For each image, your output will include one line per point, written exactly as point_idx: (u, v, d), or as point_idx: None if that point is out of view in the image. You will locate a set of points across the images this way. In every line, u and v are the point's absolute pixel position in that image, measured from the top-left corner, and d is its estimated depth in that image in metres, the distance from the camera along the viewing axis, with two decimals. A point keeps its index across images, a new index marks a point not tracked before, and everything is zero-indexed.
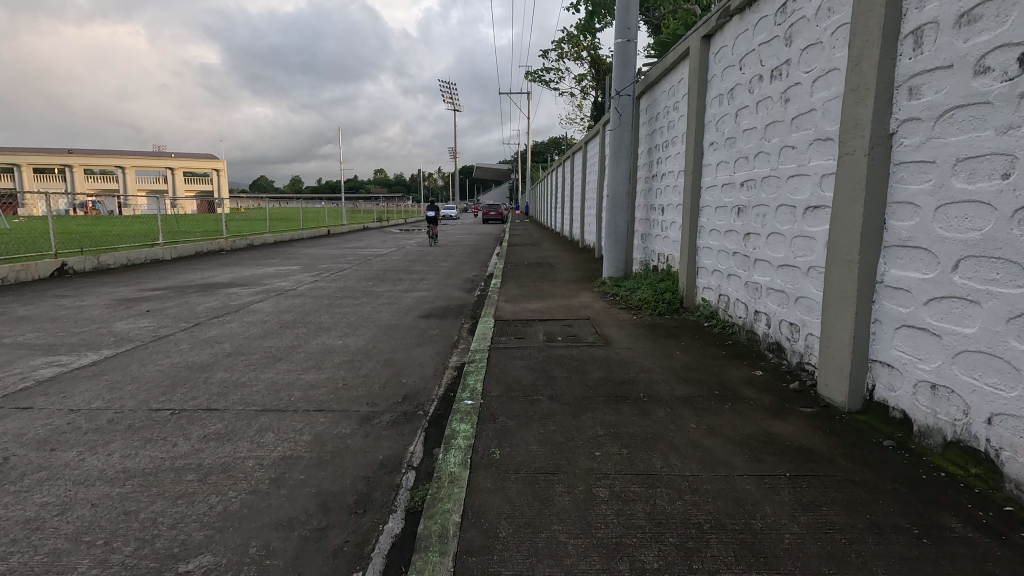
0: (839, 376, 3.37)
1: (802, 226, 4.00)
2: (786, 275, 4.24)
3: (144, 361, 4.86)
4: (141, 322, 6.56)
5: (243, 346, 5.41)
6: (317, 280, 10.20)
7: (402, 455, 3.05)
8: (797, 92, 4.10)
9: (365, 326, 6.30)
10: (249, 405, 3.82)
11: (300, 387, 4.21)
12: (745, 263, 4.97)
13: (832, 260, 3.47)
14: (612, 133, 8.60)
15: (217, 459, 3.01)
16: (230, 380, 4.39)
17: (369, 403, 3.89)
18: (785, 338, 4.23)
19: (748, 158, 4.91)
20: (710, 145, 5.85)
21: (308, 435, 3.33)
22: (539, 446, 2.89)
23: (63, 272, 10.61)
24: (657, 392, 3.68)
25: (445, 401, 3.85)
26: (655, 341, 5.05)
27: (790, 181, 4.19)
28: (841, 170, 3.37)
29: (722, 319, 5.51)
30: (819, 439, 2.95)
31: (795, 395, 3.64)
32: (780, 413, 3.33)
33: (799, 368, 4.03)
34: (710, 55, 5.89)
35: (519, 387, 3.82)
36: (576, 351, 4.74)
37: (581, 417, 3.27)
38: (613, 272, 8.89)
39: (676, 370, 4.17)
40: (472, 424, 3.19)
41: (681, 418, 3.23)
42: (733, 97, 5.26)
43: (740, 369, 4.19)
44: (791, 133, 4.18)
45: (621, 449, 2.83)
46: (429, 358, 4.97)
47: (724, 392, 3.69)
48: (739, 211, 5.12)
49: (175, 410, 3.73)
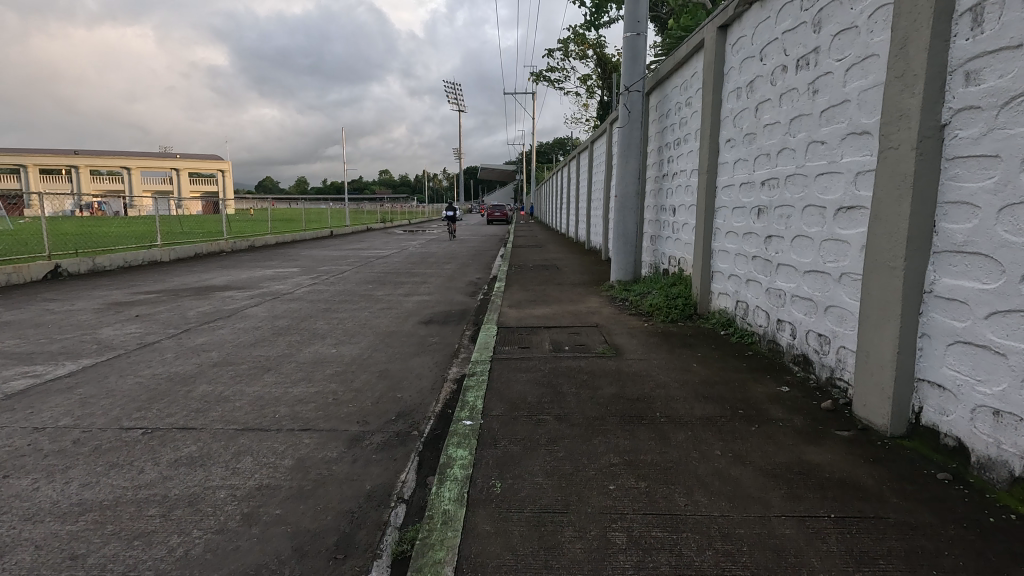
0: (880, 396, 3.02)
1: (833, 229, 3.66)
2: (815, 282, 3.89)
3: (123, 372, 4.56)
4: (127, 328, 6.26)
5: (232, 355, 5.10)
6: (316, 283, 9.89)
7: (392, 485, 2.73)
8: (827, 82, 3.76)
9: (361, 333, 5.98)
10: (229, 424, 3.50)
11: (286, 402, 3.89)
12: (766, 268, 4.63)
13: (871, 267, 3.12)
14: (621, 130, 8.26)
15: (185, 490, 2.69)
16: (213, 393, 4.08)
17: (360, 421, 3.57)
18: (813, 350, 3.89)
19: (770, 155, 4.57)
20: (726, 142, 5.50)
21: (290, 461, 3.00)
22: (546, 477, 2.56)
23: (57, 275, 10.36)
24: (676, 411, 3.34)
25: (443, 420, 3.52)
26: (670, 352, 4.71)
27: (819, 179, 3.84)
28: (882, 166, 3.03)
29: (740, 327, 5.16)
30: (862, 471, 2.61)
31: (828, 416, 3.29)
32: (815, 438, 2.99)
33: (829, 384, 3.69)
34: (726, 46, 5.55)
35: (524, 405, 3.49)
36: (585, 363, 4.41)
37: (592, 441, 2.94)
38: (622, 276, 8.54)
39: (695, 385, 3.83)
40: (470, 450, 2.86)
41: (704, 443, 2.90)
42: (753, 90, 4.92)
43: (765, 385, 3.84)
44: (820, 127, 3.84)
45: (639, 483, 2.50)
46: (427, 369, 4.65)
47: (750, 412, 3.35)
48: (759, 212, 4.78)
49: (149, 428, 3.42)
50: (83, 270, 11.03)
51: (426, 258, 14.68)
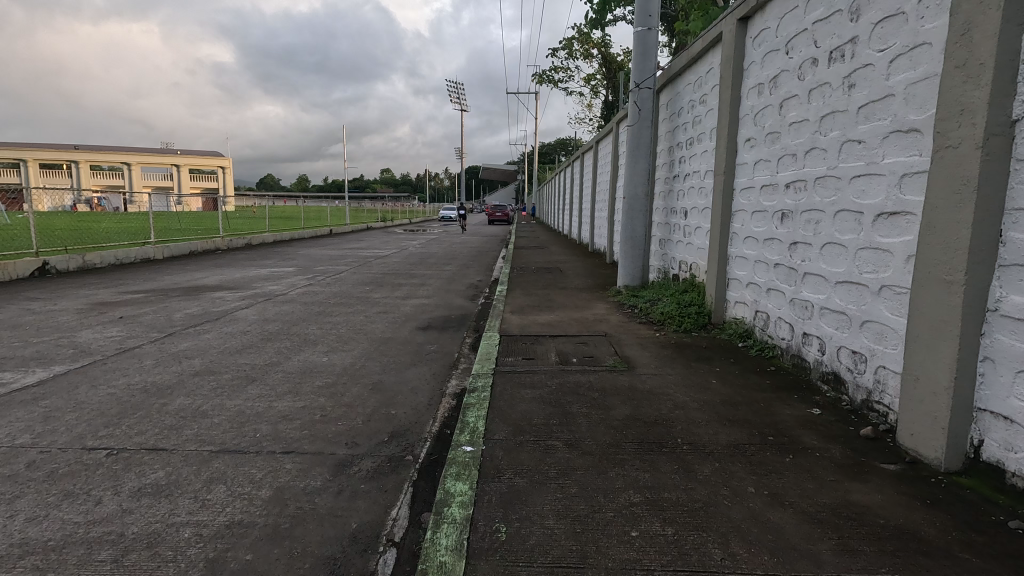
0: (931, 426, 2.69)
1: (871, 237, 3.33)
2: (848, 294, 3.56)
3: (95, 382, 4.21)
4: (108, 331, 5.93)
5: (215, 364, 4.76)
6: (311, 284, 9.55)
7: (381, 524, 2.40)
8: (866, 75, 3.43)
9: (355, 340, 5.64)
10: (203, 445, 3.16)
11: (268, 419, 3.55)
12: (791, 277, 4.30)
13: (921, 281, 2.80)
14: (629, 129, 7.91)
15: (144, 528, 2.35)
16: (190, 408, 3.73)
17: (348, 442, 3.23)
18: (846, 369, 3.56)
19: (796, 155, 4.23)
20: (746, 141, 5.16)
21: (267, 491, 2.67)
22: (558, 520, 2.23)
23: (43, 273, 10.02)
24: (699, 438, 3.01)
25: (440, 443, 3.18)
26: (685, 366, 4.37)
27: (855, 181, 3.50)
28: (938, 167, 2.70)
29: (760, 340, 4.83)
30: (921, 517, 2.27)
31: (869, 445, 2.95)
32: (859, 472, 2.65)
33: (865, 407, 3.36)
34: (747, 39, 5.21)
35: (530, 427, 3.15)
36: (594, 377, 4.07)
37: (608, 474, 2.61)
38: (629, 281, 8.20)
39: (717, 407, 3.49)
40: (471, 484, 2.54)
41: (734, 478, 2.57)
42: (777, 86, 4.58)
43: (794, 407, 3.50)
44: (856, 125, 3.50)
45: (664, 529, 2.17)
46: (424, 382, 4.31)
47: (782, 439, 3.02)
48: (783, 216, 4.44)
49: (114, 449, 3.09)
50: (71, 267, 10.70)
51: (426, 259, 14.31)
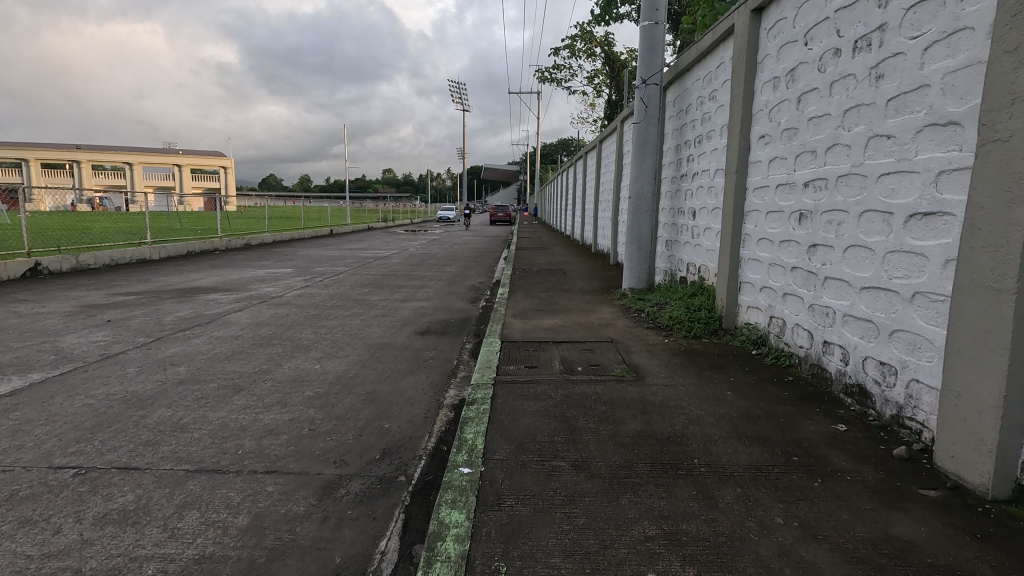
0: (976, 449, 2.44)
1: (902, 239, 3.08)
2: (875, 301, 3.30)
3: (73, 392, 3.98)
4: (94, 335, 5.70)
5: (202, 371, 4.53)
6: (308, 286, 9.33)
7: (368, 559, 2.16)
8: (896, 65, 3.18)
9: (350, 346, 5.40)
10: (179, 463, 2.92)
11: (253, 434, 3.31)
12: (810, 281, 4.05)
13: (963, 289, 2.55)
14: (635, 126, 7.64)
15: (103, 563, 2.12)
16: (169, 420, 3.50)
17: (337, 461, 2.98)
18: (873, 382, 3.31)
19: (817, 152, 3.99)
20: (760, 138, 4.91)
21: (244, 518, 2.43)
22: (565, 558, 1.99)
23: (36, 274, 9.82)
24: (717, 458, 2.76)
25: (436, 462, 2.94)
26: (698, 376, 4.12)
27: (884, 179, 3.25)
28: (984, 163, 2.44)
29: (775, 347, 4.58)
30: (973, 556, 2.02)
31: (904, 467, 2.70)
32: (897, 499, 2.41)
33: (896, 424, 3.11)
34: (761, 31, 4.96)
35: (534, 445, 2.91)
36: (601, 388, 3.83)
37: (619, 502, 2.36)
38: (634, 283, 7.96)
39: (735, 422, 3.23)
40: (468, 513, 2.29)
41: (760, 506, 2.33)
42: (794, 79, 4.33)
43: (818, 422, 3.25)
44: (885, 118, 3.25)
45: (685, 569, 1.93)
46: (421, 391, 4.07)
47: (808, 460, 2.76)
48: (801, 217, 4.19)
49: (83, 468, 2.85)
50: (64, 268, 10.50)
51: (427, 260, 14.05)
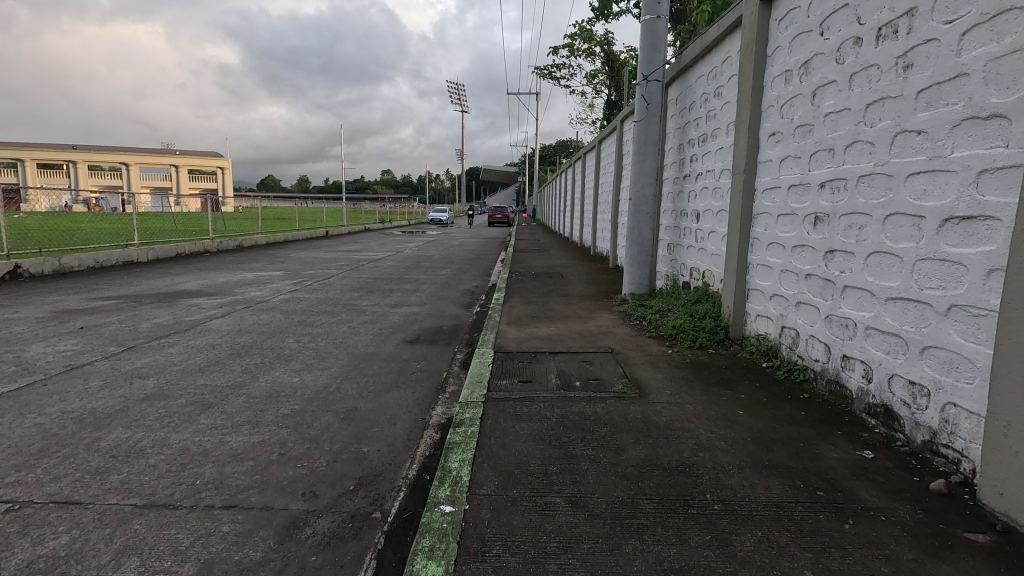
0: None
1: (936, 245, 2.76)
2: (903, 313, 2.99)
3: (26, 409, 3.65)
4: (63, 344, 5.37)
5: (171, 384, 4.21)
6: (297, 290, 9.00)
7: None
8: (927, 52, 2.87)
9: (334, 356, 5.07)
10: (127, 497, 2.59)
11: (215, 460, 2.99)
12: (827, 290, 3.74)
13: (1015, 304, 2.23)
14: (636, 124, 7.32)
15: None
16: (125, 444, 3.17)
17: (305, 493, 2.66)
18: (901, 403, 3.00)
19: (835, 150, 3.67)
20: (770, 136, 4.60)
21: (192, 567, 2.11)
22: None
23: (15, 276, 9.49)
24: (732, 493, 2.45)
25: (417, 496, 2.61)
26: (705, 392, 3.81)
27: (913, 179, 2.95)
28: None
29: (787, 360, 4.28)
30: None
31: (944, 504, 2.39)
32: (942, 546, 2.09)
33: (928, 451, 2.81)
34: (771, 22, 4.64)
35: (526, 477, 2.60)
36: (601, 406, 3.51)
37: (622, 550, 2.04)
38: (635, 288, 7.64)
39: (748, 448, 2.92)
40: (447, 565, 1.98)
41: (785, 555, 2.01)
42: (809, 72, 4.03)
43: (841, 448, 2.94)
44: (914, 112, 2.95)
45: None
46: (405, 409, 3.74)
47: (834, 496, 2.45)
48: (816, 220, 3.88)
49: (16, 503, 2.52)
50: (46, 270, 10.15)
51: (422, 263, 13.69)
